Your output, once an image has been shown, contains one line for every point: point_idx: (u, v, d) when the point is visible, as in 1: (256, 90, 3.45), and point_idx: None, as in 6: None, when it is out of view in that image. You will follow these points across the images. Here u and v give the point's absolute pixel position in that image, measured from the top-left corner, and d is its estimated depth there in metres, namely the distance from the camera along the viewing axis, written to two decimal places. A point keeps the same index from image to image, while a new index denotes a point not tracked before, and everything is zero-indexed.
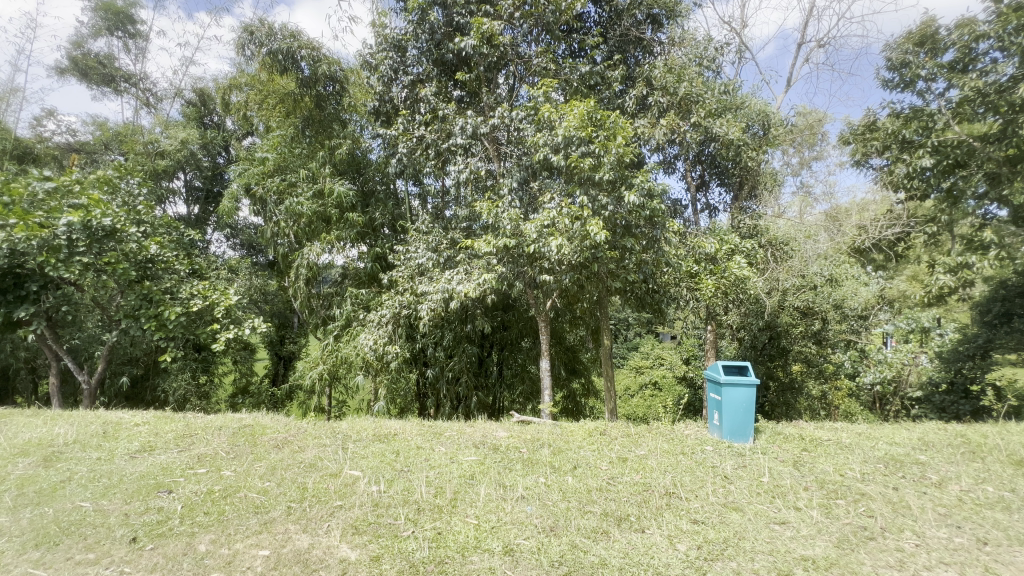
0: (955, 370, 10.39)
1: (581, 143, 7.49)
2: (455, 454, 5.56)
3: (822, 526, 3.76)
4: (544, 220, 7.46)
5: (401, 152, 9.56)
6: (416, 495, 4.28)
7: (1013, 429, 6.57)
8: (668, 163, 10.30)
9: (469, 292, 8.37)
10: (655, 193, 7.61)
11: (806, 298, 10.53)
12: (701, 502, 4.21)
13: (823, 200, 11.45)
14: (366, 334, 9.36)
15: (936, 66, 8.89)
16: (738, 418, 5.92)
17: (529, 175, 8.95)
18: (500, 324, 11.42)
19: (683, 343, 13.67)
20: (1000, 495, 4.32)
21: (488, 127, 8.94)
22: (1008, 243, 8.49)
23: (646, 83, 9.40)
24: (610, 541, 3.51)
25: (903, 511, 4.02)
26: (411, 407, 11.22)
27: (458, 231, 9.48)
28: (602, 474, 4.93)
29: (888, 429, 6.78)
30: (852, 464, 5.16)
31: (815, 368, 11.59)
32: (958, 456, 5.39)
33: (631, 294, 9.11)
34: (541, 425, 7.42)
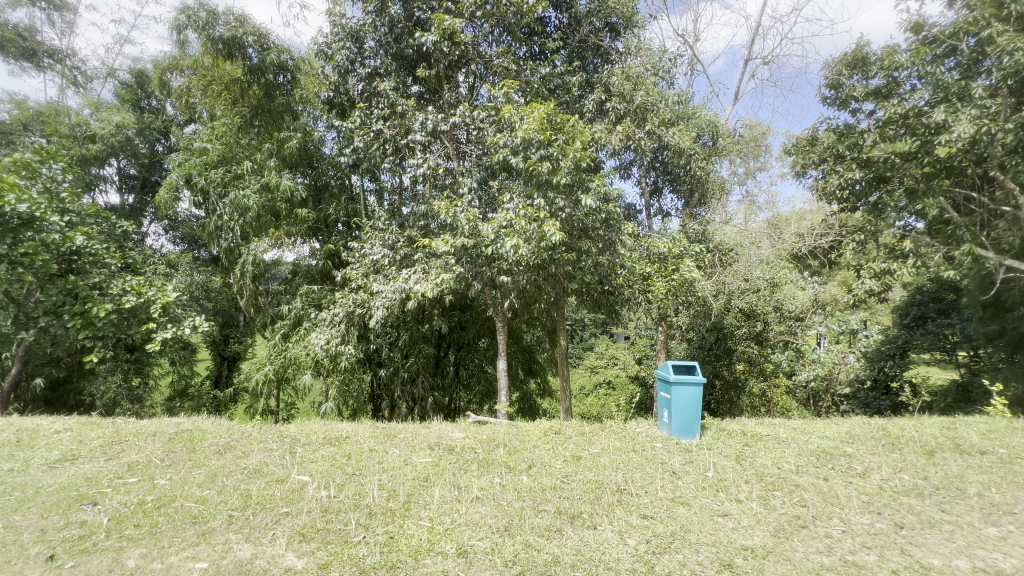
0: (878, 368, 11.36)
1: (540, 146, 7.57)
2: (410, 456, 5.46)
3: (760, 517, 3.98)
4: (502, 221, 7.43)
5: (357, 146, 9.26)
6: (367, 499, 4.17)
7: (927, 423, 7.21)
8: (624, 168, 10.59)
9: (426, 292, 8.25)
10: (611, 197, 7.83)
11: (749, 300, 11.13)
12: (650, 497, 4.36)
13: (766, 209, 12.12)
14: (317, 334, 9.04)
15: (864, 89, 9.62)
16: (686, 415, 6.16)
17: (489, 175, 8.93)
18: (457, 324, 11.33)
19: (636, 344, 14.13)
20: (914, 482, 4.75)
21: (448, 125, 8.87)
22: (923, 253, 9.28)
23: (605, 89, 9.63)
24: (562, 539, 3.56)
25: (831, 500, 4.32)
26: (364, 408, 10.94)
27: (416, 229, 9.30)
28: (556, 473, 4.99)
29: (821, 424, 7.25)
30: (788, 457, 5.51)
31: (756, 367, 12.02)
32: (880, 448, 5.87)
33: (588, 294, 9.33)
34: (497, 425, 7.43)
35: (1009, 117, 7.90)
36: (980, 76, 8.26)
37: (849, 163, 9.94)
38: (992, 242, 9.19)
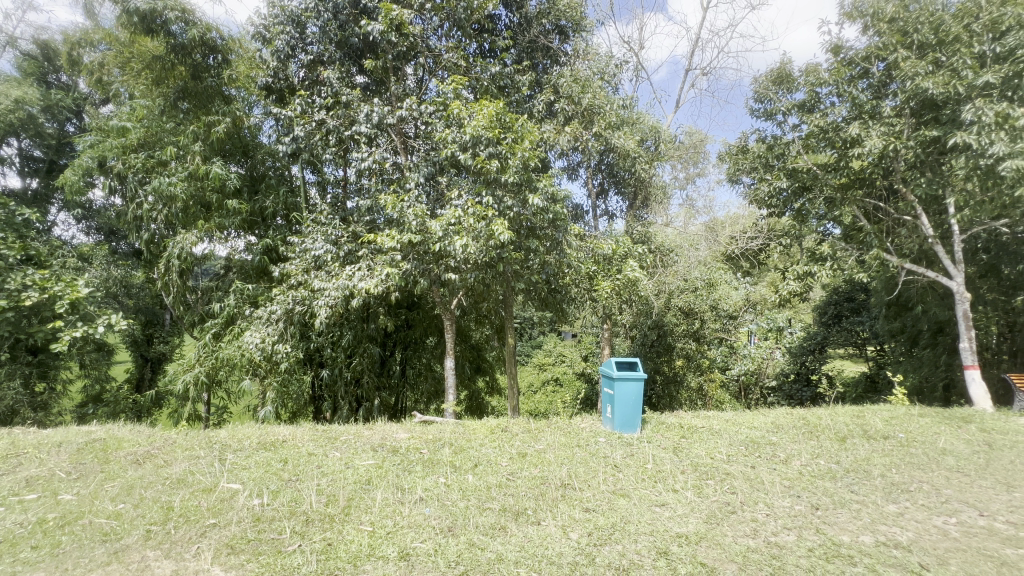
0: (801, 362, 12.46)
1: (489, 144, 7.57)
2: (352, 459, 5.28)
3: (694, 505, 4.19)
4: (450, 219, 7.35)
5: (297, 135, 8.71)
6: (304, 505, 3.98)
7: (840, 411, 7.93)
8: (572, 169, 10.77)
9: (371, 289, 7.98)
10: (558, 197, 7.98)
11: (687, 299, 11.70)
12: (593, 491, 4.47)
13: (704, 212, 12.78)
14: (252, 332, 8.56)
15: (790, 104, 10.34)
16: (628, 410, 6.38)
17: (437, 171, 8.80)
18: (403, 322, 11.07)
19: (583, 341, 14.48)
20: (828, 466, 5.18)
21: (395, 118, 8.63)
22: (840, 256, 10.13)
23: (554, 91, 9.76)
24: (506, 536, 3.58)
25: (757, 486, 4.62)
26: (305, 410, 10.49)
27: (361, 225, 9.00)
28: (502, 471, 5.01)
29: (749, 415, 7.74)
30: (721, 448, 5.83)
31: (693, 362, 12.49)
32: (800, 436, 6.37)
33: (535, 293, 9.47)
34: (443, 424, 7.34)
35: (910, 136, 8.81)
36: (888, 97, 9.11)
37: (778, 173, 10.66)
38: (895, 248, 10.22)
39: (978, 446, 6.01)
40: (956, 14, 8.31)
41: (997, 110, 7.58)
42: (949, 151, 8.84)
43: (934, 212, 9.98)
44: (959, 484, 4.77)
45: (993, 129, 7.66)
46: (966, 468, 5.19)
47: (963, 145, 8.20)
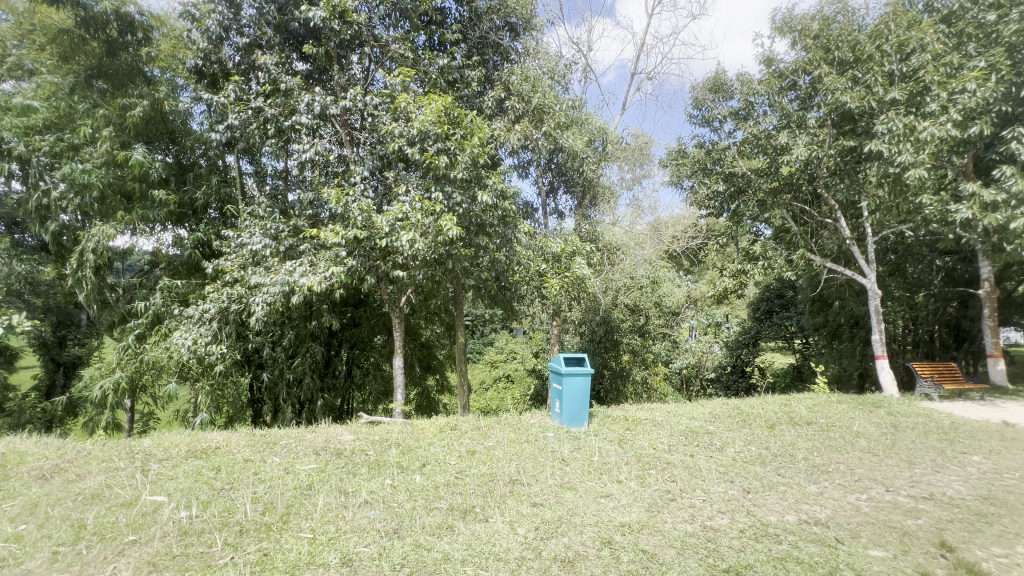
0: (737, 355, 13.34)
1: (437, 139, 7.50)
2: (292, 464, 5.04)
3: (637, 494, 4.34)
4: (397, 214, 7.19)
5: (231, 123, 8.17)
6: (238, 515, 3.75)
7: (770, 400, 8.49)
8: (522, 167, 10.82)
9: (314, 286, 7.62)
10: (507, 194, 8.01)
11: (633, 296, 12.07)
12: (540, 485, 4.53)
13: (649, 213, 13.24)
14: (182, 333, 7.98)
15: (726, 111, 10.91)
16: (576, 405, 6.51)
17: (384, 164, 8.55)
18: (349, 321, 10.69)
19: (533, 338, 14.61)
20: (758, 452, 5.53)
21: (339, 108, 8.31)
22: (770, 255, 10.74)
23: (504, 88, 9.76)
24: (454, 535, 3.55)
25: (696, 473, 4.87)
26: (242, 415, 9.96)
27: (302, 219, 8.60)
28: (451, 469, 4.97)
29: (689, 406, 8.13)
30: (662, 439, 6.08)
31: (639, 357, 12.89)
32: (735, 424, 6.77)
33: (485, 290, 9.46)
34: (391, 425, 7.18)
35: (831, 145, 9.56)
36: (813, 109, 9.81)
37: (715, 176, 11.23)
38: (818, 249, 11.07)
39: (886, 428, 6.65)
40: (870, 35, 9.11)
41: (904, 123, 8.36)
42: (864, 160, 9.70)
43: (851, 216, 10.91)
44: (870, 463, 5.25)
45: (900, 141, 8.46)
46: (875, 448, 5.73)
47: (876, 154, 9.00)
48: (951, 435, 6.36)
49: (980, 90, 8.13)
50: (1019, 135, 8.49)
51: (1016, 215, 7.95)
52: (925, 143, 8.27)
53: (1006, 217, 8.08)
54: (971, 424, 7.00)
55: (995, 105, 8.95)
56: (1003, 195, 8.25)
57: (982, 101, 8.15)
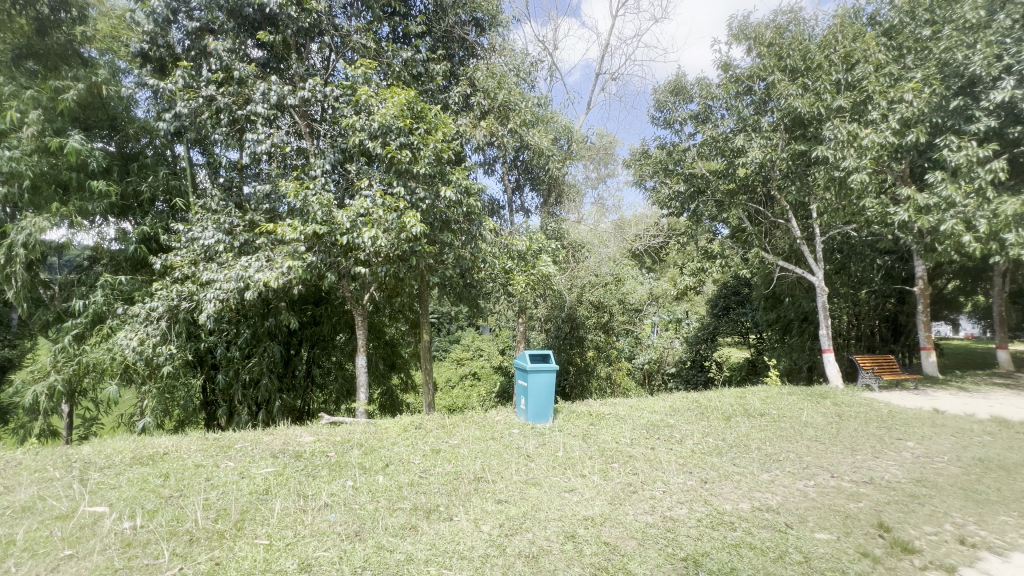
0: (696, 350, 13.81)
1: (400, 133, 7.38)
2: (248, 468, 4.83)
3: (600, 488, 4.42)
4: (359, 210, 7.01)
5: (179, 111, 7.73)
6: (187, 524, 3.57)
7: (726, 393, 8.83)
8: (488, 164, 10.78)
9: (270, 283, 7.33)
10: (472, 191, 7.97)
11: (598, 293, 12.26)
12: (505, 482, 4.53)
13: (613, 211, 13.48)
14: (126, 332, 7.51)
15: (686, 114, 11.23)
16: (541, 401, 6.56)
17: (346, 158, 8.34)
18: (309, 319, 10.38)
19: (500, 335, 14.61)
20: (715, 443, 5.75)
21: (297, 99, 8.02)
22: (727, 254, 11.16)
23: (470, 83, 9.69)
24: (417, 536, 3.50)
25: (656, 466, 5.00)
26: (194, 418, 9.50)
27: (259, 214, 8.26)
28: (415, 469, 4.90)
29: (650, 400, 8.35)
30: (625, 432, 6.22)
31: (603, 353, 13.06)
32: (693, 417, 7.01)
33: (450, 287, 9.39)
34: (353, 425, 7.01)
35: (783, 148, 10.01)
36: (767, 114, 10.25)
37: (676, 176, 11.54)
38: (771, 247, 11.58)
39: (831, 417, 7.05)
40: (819, 45, 9.58)
41: (848, 130, 8.85)
42: (813, 164, 10.16)
43: (801, 217, 11.47)
44: (817, 451, 5.55)
45: (844, 147, 8.96)
46: (822, 437, 6.07)
47: (823, 159, 9.49)
48: (889, 422, 6.81)
49: (916, 100, 8.74)
50: (950, 143, 9.15)
51: (946, 217, 8.57)
52: (867, 149, 8.80)
53: (938, 219, 8.69)
54: (906, 412, 7.51)
55: (928, 116, 9.64)
56: (935, 199, 8.88)
57: (917, 111, 8.80)
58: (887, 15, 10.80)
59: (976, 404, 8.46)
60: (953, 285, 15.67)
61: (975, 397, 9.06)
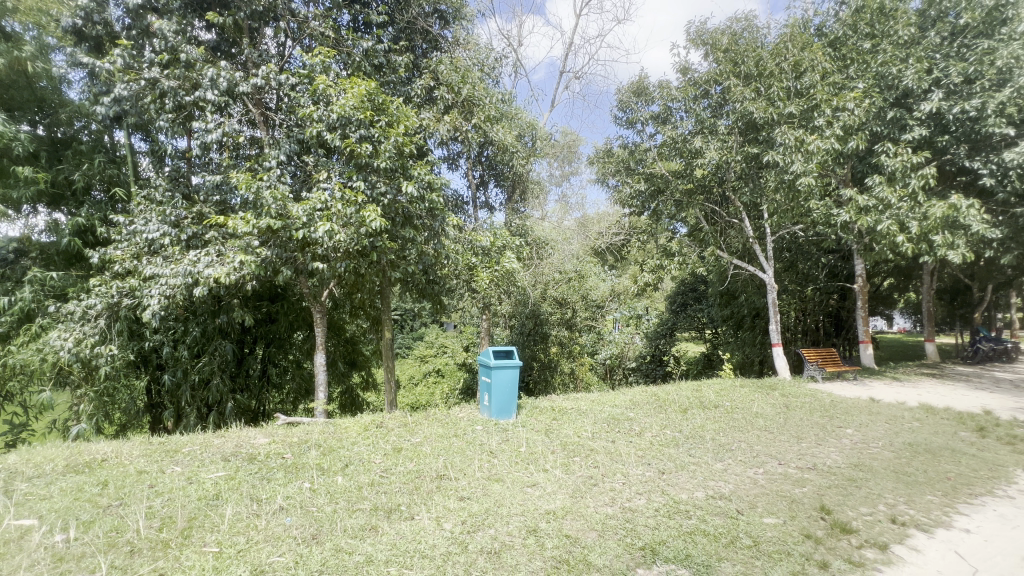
0: (655, 345, 14.21)
1: (360, 125, 7.20)
2: (196, 473, 4.60)
3: (561, 482, 4.48)
4: (316, 203, 6.79)
5: (119, 94, 7.21)
6: (128, 534, 3.36)
7: (684, 386, 9.13)
8: (452, 159, 10.66)
9: (221, 278, 6.98)
10: (435, 186, 7.86)
11: (561, 290, 12.38)
12: (468, 479, 4.52)
13: (577, 209, 13.64)
14: (58, 332, 6.97)
15: (647, 115, 11.47)
16: (504, 397, 6.59)
17: (303, 149, 8.09)
18: (264, 316, 9.95)
19: (464, 331, 14.56)
20: (672, 435, 5.93)
21: (250, 86, 7.67)
22: (685, 251, 11.52)
23: (433, 76, 9.55)
24: (377, 536, 3.43)
25: (616, 458, 5.12)
26: (137, 422, 8.96)
27: (209, 205, 7.85)
28: (375, 468, 4.80)
29: (612, 395, 8.53)
30: (587, 426, 6.33)
31: (567, 349, 13.20)
32: (652, 410, 7.23)
33: (413, 283, 9.23)
34: (310, 425, 6.79)
35: (738, 151, 10.41)
36: (723, 117, 10.66)
37: (638, 175, 11.79)
38: (726, 246, 12.06)
39: (779, 407, 7.43)
40: (772, 53, 10.02)
41: (796, 136, 9.31)
42: (764, 167, 10.63)
43: (753, 217, 11.98)
44: (766, 439, 5.84)
45: (793, 151, 9.43)
46: (770, 426, 6.38)
47: (774, 162, 9.95)
48: (830, 411, 7.26)
49: (857, 109, 9.29)
50: (887, 150, 9.78)
51: (883, 219, 9.16)
52: (813, 154, 9.29)
53: (876, 220, 9.29)
54: (846, 402, 8.00)
55: (868, 124, 10.28)
56: (873, 201, 9.47)
57: (858, 119, 9.37)
58: (832, 27, 11.42)
59: (907, 393, 9.12)
60: (888, 283, 16.83)
61: (907, 387, 9.76)
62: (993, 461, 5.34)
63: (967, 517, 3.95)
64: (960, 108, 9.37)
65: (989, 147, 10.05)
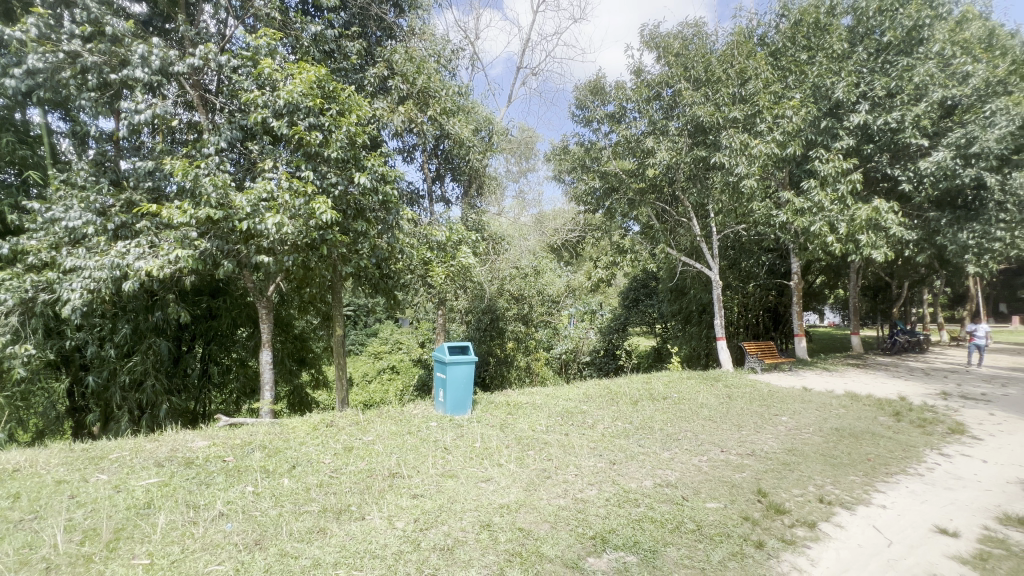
0: (608, 339, 14.59)
1: (310, 113, 6.91)
2: (125, 481, 4.27)
3: (515, 475, 4.52)
4: (261, 193, 6.47)
5: (33, 67, 6.51)
6: (44, 550, 3.07)
7: (635, 379, 9.44)
8: (407, 151, 10.43)
9: (154, 272, 6.49)
10: (389, 178, 7.67)
11: (518, 285, 12.42)
12: (422, 476, 4.47)
13: (534, 205, 13.74)
14: None
15: (603, 114, 11.68)
16: (459, 393, 6.55)
17: (246, 135, 7.66)
18: (204, 312, 9.38)
19: (419, 328, 14.34)
20: (623, 427, 6.11)
21: (186, 67, 7.15)
22: (636, 248, 11.91)
23: (388, 66, 9.29)
24: (326, 539, 3.33)
25: (569, 451, 5.22)
26: (57, 427, 8.21)
27: (140, 193, 7.27)
28: (324, 469, 4.65)
29: (567, 388, 8.67)
30: (541, 420, 6.41)
31: (523, 344, 13.25)
32: (605, 403, 7.41)
33: (366, 278, 8.98)
34: (254, 426, 6.48)
35: (687, 153, 10.80)
36: (674, 119, 11.02)
37: (593, 173, 12.00)
38: (675, 244, 12.53)
39: (722, 398, 7.83)
40: (719, 59, 10.45)
41: (741, 140, 9.78)
42: (711, 169, 11.10)
43: (701, 216, 12.49)
44: (710, 428, 6.15)
45: (737, 154, 9.90)
46: (714, 416, 6.72)
47: (720, 164, 10.42)
48: (768, 400, 7.73)
49: (795, 117, 9.90)
50: (821, 155, 10.46)
51: (816, 220, 9.82)
52: (756, 157, 9.80)
53: (810, 221, 9.93)
54: (782, 391, 8.54)
55: (804, 131, 10.96)
56: (808, 203, 10.11)
57: (795, 126, 9.98)
58: (773, 38, 12.05)
59: (835, 382, 9.86)
60: (821, 280, 18.09)
61: (835, 376, 10.53)
62: (906, 442, 5.88)
63: (884, 494, 4.33)
64: (883, 120, 10.20)
65: (907, 156, 11.01)
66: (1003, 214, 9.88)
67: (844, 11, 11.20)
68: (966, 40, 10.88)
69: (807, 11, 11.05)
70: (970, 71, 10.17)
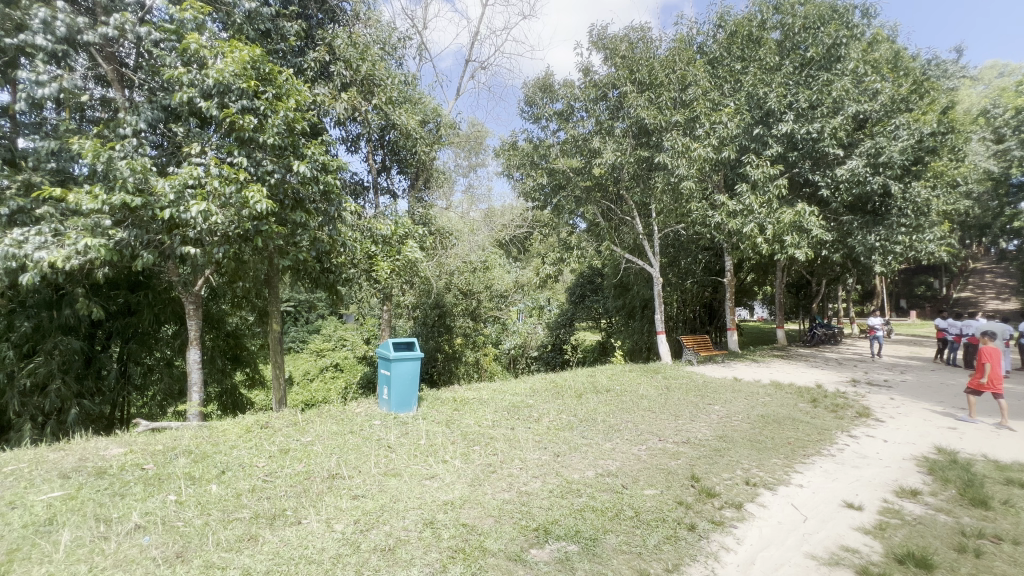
0: (555, 334, 14.84)
1: (242, 95, 6.48)
2: (22, 496, 3.82)
3: (459, 472, 4.48)
4: (186, 179, 5.99)
5: None
6: None
7: (580, 372, 9.68)
8: (351, 140, 10.04)
9: (59, 263, 5.84)
10: (331, 168, 7.35)
11: (466, 280, 12.32)
12: (363, 476, 4.34)
13: (483, 200, 13.73)
14: None
15: (551, 111, 11.82)
16: (404, 389, 6.41)
17: (169, 116, 7.07)
18: (121, 308, 8.55)
19: (364, 324, 13.90)
20: (568, 420, 6.23)
21: (98, 37, 6.48)
22: (582, 245, 12.24)
23: (330, 50, 8.88)
24: (257, 546, 3.15)
25: (515, 445, 5.25)
26: None
27: (42, 174, 6.52)
28: (258, 472, 4.40)
29: (514, 383, 8.74)
30: (487, 415, 6.42)
31: (471, 339, 13.17)
32: (550, 396, 7.54)
33: (305, 272, 8.56)
34: (179, 430, 6.02)
35: (631, 153, 11.14)
36: (619, 120, 11.33)
37: (541, 170, 12.13)
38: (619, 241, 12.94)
39: (661, 389, 8.18)
40: (662, 64, 10.85)
41: (682, 143, 10.22)
42: (654, 169, 11.52)
43: (644, 215, 12.95)
44: (649, 419, 6.40)
45: (678, 156, 10.34)
46: (653, 407, 7.01)
47: (662, 165, 10.85)
48: (703, 391, 8.17)
49: (729, 123, 10.48)
50: (752, 160, 11.15)
51: (748, 221, 10.46)
52: (695, 160, 10.28)
53: (742, 222, 10.57)
54: (715, 381, 9.06)
55: (737, 137, 11.64)
56: (741, 206, 10.76)
57: (730, 132, 10.56)
58: (711, 47, 12.66)
59: (762, 373, 10.56)
60: (751, 277, 19.34)
61: (763, 367, 11.31)
62: (821, 426, 6.42)
63: (801, 474, 4.71)
64: (806, 129, 11.03)
65: (826, 164, 11.98)
66: (904, 219, 11.02)
67: (773, 26, 11.98)
68: (876, 60, 11.97)
69: (741, 23, 11.72)
70: (879, 89, 11.24)
